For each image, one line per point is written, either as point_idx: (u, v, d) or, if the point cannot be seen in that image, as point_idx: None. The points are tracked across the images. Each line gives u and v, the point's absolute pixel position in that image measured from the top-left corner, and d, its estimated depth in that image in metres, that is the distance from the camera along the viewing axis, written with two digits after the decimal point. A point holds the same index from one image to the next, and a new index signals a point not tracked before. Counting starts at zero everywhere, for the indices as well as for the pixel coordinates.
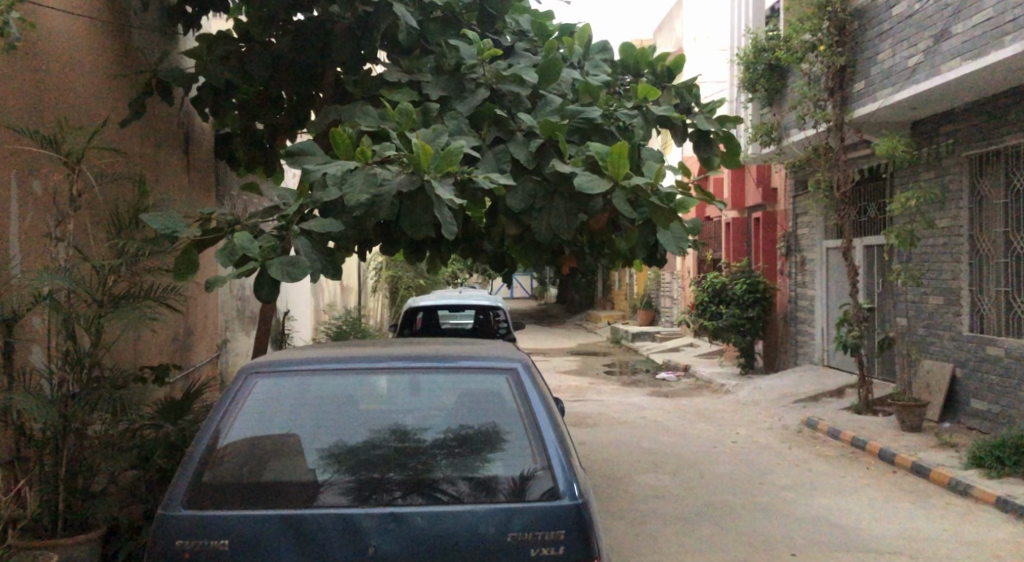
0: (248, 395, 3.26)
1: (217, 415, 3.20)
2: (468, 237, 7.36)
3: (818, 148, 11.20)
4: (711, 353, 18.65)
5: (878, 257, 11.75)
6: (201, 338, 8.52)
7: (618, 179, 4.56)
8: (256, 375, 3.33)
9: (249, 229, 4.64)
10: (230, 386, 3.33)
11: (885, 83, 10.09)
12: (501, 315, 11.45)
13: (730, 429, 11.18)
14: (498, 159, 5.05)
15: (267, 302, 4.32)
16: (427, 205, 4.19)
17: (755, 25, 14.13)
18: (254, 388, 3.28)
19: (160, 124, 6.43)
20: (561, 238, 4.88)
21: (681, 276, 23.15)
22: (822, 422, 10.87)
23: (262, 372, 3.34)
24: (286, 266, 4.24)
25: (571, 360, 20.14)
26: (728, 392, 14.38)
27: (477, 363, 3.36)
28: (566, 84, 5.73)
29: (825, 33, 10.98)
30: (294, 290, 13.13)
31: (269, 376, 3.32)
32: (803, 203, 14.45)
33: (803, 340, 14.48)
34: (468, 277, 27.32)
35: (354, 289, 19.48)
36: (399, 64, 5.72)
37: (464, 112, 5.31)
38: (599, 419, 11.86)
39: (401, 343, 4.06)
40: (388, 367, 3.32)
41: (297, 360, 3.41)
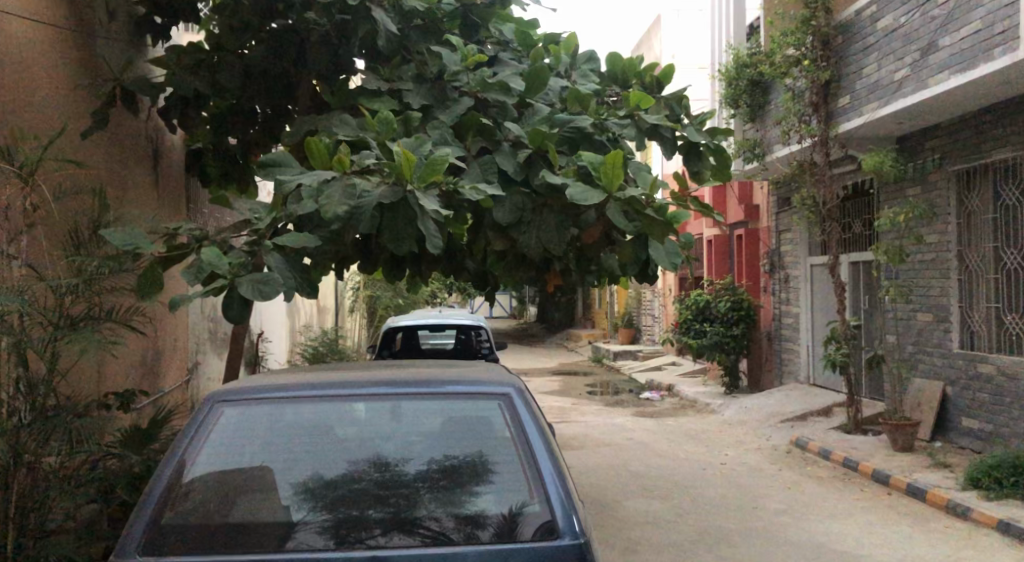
0: (214, 426, 2.93)
1: (179, 449, 2.87)
2: (450, 254, 7.09)
3: (803, 164, 11.08)
4: (695, 372, 18.44)
5: (865, 273, 11.62)
6: (170, 361, 8.15)
7: (612, 190, 4.33)
8: (223, 404, 3.01)
9: (217, 244, 4.31)
10: (194, 416, 3.01)
11: (870, 97, 10.00)
12: (483, 334, 11.12)
13: (718, 450, 10.94)
14: (484, 168, 4.78)
15: (237, 323, 4.01)
16: (410, 218, 3.89)
17: (737, 41, 14.06)
18: (221, 419, 2.95)
19: (125, 137, 6.09)
20: (552, 253, 4.62)
21: (663, 294, 23.00)
22: (812, 442, 10.65)
23: (230, 399, 3.02)
24: (258, 283, 3.93)
25: (554, 380, 19.85)
26: (713, 412, 14.16)
27: (465, 387, 3.06)
28: (554, 93, 5.51)
29: (809, 47, 10.89)
30: (269, 310, 12.76)
31: (237, 404, 2.99)
32: (786, 220, 14.34)
33: (788, 358, 14.31)
34: (448, 296, 27.03)
35: (332, 309, 19.10)
36: (378, 72, 5.47)
37: (448, 121, 5.04)
38: (585, 441, 11.57)
39: (384, 365, 3.77)
40: (368, 392, 3.00)
41: (268, 387, 3.09)
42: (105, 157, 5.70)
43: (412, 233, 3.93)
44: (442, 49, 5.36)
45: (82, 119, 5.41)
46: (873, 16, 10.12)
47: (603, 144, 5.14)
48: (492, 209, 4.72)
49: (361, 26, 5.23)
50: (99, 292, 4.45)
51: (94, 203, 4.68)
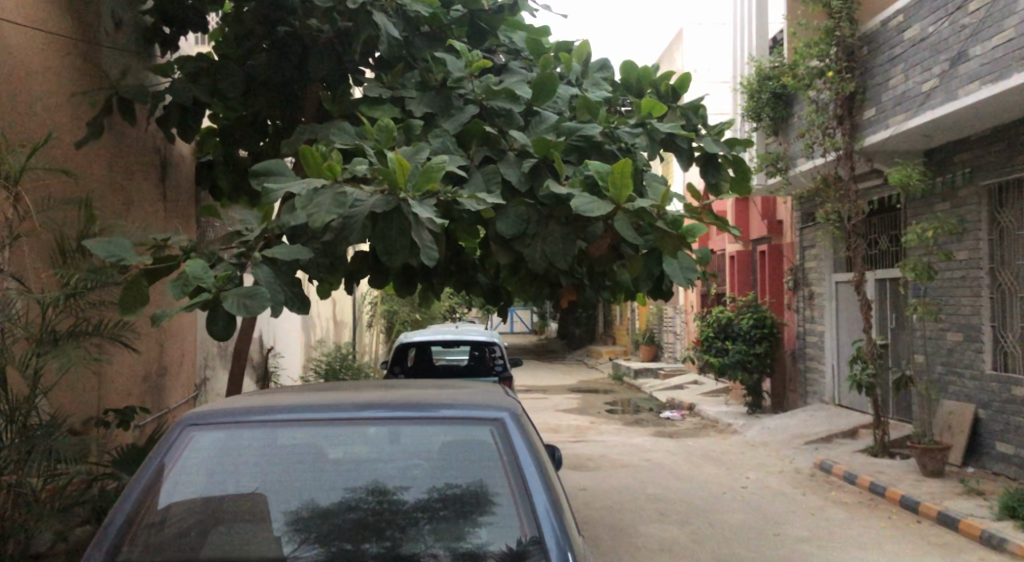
0: (184, 449, 2.76)
1: (163, 468, 2.72)
2: (461, 268, 6.91)
3: (828, 178, 10.77)
4: (716, 391, 18.04)
5: (892, 291, 11.25)
6: (176, 377, 8.00)
7: (620, 202, 4.10)
8: (195, 426, 2.83)
9: (205, 256, 4.13)
10: (164, 439, 2.83)
11: (897, 109, 9.68)
12: (498, 351, 10.87)
13: (740, 472, 10.58)
14: (487, 179, 4.57)
15: (222, 338, 3.82)
16: (404, 229, 3.71)
17: (759, 53, 13.77)
18: (193, 442, 2.78)
19: (127, 147, 5.95)
20: (557, 268, 4.39)
21: (684, 311, 22.62)
22: (837, 465, 10.26)
23: (203, 421, 2.84)
24: (243, 297, 3.73)
25: (573, 398, 19.54)
26: (735, 432, 13.77)
27: (456, 410, 2.88)
28: (564, 101, 5.30)
29: (833, 58, 10.59)
30: (282, 325, 12.60)
31: (211, 427, 2.82)
32: (810, 235, 13.99)
33: (812, 378, 13.91)
34: (468, 312, 26.83)
35: (348, 324, 18.96)
36: (381, 80, 5.32)
37: (450, 130, 4.85)
38: (601, 461, 11.26)
39: (385, 386, 3.62)
40: (353, 416, 2.83)
41: (245, 409, 2.92)
42: (106, 168, 5.56)
43: (405, 245, 3.73)
44: (447, 56, 5.14)
45: (80, 129, 5.28)
46: (900, 26, 9.81)
47: (613, 154, 4.90)
48: (495, 222, 4.50)
49: (363, 31, 5.05)
50: (84, 305, 4.26)
51: (81, 213, 4.50)
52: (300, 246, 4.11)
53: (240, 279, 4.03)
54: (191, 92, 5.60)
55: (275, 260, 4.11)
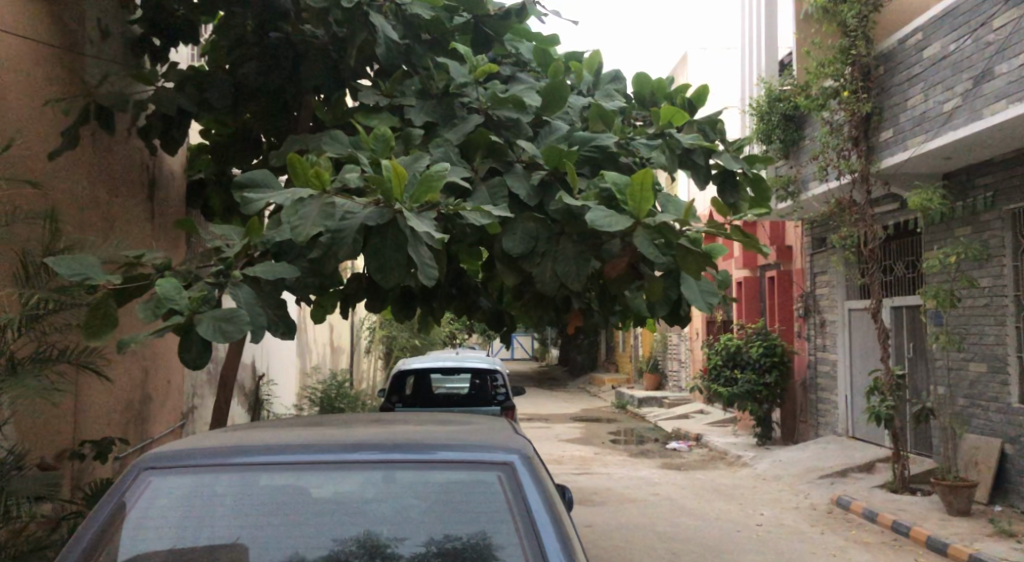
0: (141, 497, 2.44)
1: (127, 515, 2.39)
2: (464, 292, 6.50)
3: (842, 202, 10.43)
4: (723, 422, 17.55)
5: (909, 320, 10.84)
6: (161, 405, 7.56)
7: (640, 217, 3.74)
8: (155, 469, 2.52)
9: (180, 276, 3.72)
10: (117, 485, 2.52)
11: (916, 130, 9.32)
12: (500, 379, 10.42)
13: (753, 508, 10.08)
14: (492, 192, 4.19)
15: (195, 366, 3.41)
16: (399, 243, 3.35)
17: (769, 74, 13.47)
18: (151, 487, 2.47)
19: (111, 160, 5.55)
20: (569, 289, 4.01)
21: (690, 338, 22.20)
22: (855, 502, 9.77)
23: (164, 464, 2.53)
24: (220, 321, 3.33)
25: (575, 427, 19.03)
26: (745, 465, 13.27)
27: (456, 451, 2.55)
28: (575, 111, 4.92)
29: (848, 79, 10.27)
30: (276, 351, 12.17)
31: (173, 471, 2.51)
32: (821, 261, 13.62)
33: (824, 409, 13.46)
34: (469, 338, 26.40)
35: (347, 350, 18.52)
36: (378, 87, 4.93)
37: (454, 140, 4.48)
38: (607, 496, 10.78)
39: (381, 422, 3.26)
40: (339, 457, 2.50)
41: (212, 450, 2.60)
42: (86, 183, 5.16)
43: (401, 262, 3.35)
44: (450, 61, 4.77)
45: (55, 140, 4.90)
46: (919, 44, 9.49)
47: (629, 166, 4.51)
48: (501, 239, 4.11)
49: (359, 32, 4.68)
50: (47, 329, 3.82)
51: (47, 227, 4.06)
52: (286, 264, 3.72)
53: (216, 300, 3.60)
54: (175, 101, 5.22)
55: (259, 280, 3.71)
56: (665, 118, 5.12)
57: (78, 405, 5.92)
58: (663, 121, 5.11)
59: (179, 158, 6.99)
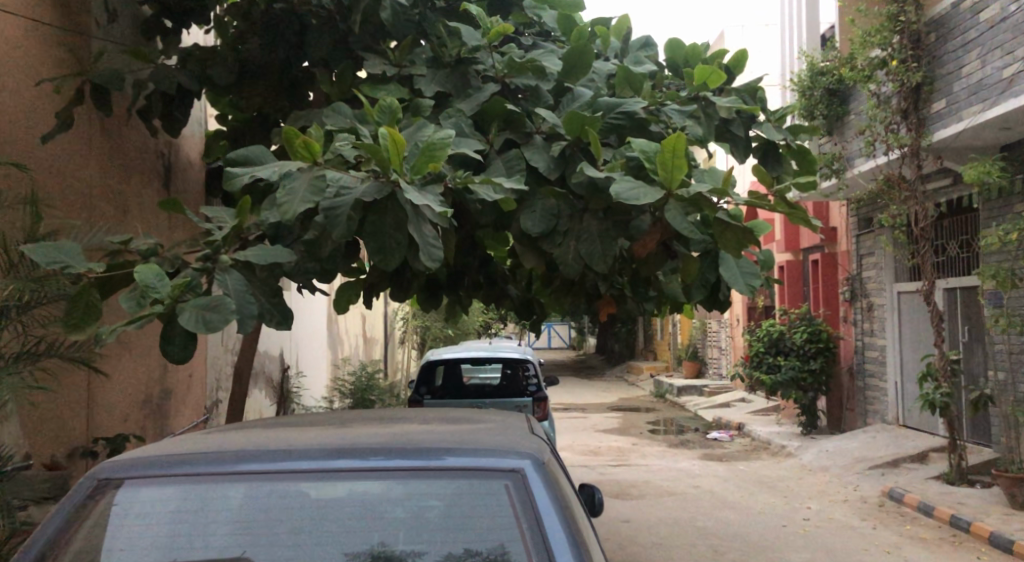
0: (116, 512, 2.20)
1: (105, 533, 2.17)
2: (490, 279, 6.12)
3: (891, 178, 9.86)
4: (766, 410, 17.00)
5: (965, 302, 10.22)
6: (182, 400, 7.34)
7: (672, 188, 3.36)
8: (130, 480, 2.27)
9: (167, 263, 3.40)
10: (83, 496, 2.28)
11: (972, 100, 8.72)
12: (531, 370, 9.84)
13: (799, 502, 9.60)
14: (508, 165, 3.83)
15: (180, 359, 3.10)
16: (400, 221, 3.00)
17: (811, 46, 12.84)
18: (125, 501, 2.22)
19: (118, 146, 5.27)
20: (594, 271, 3.64)
21: (730, 325, 21.60)
22: (909, 494, 9.24)
23: (131, 474, 2.28)
24: (204, 310, 3.00)
25: (613, 417, 18.60)
26: (790, 455, 12.75)
27: (456, 456, 2.26)
28: (601, 76, 4.49)
29: (896, 47, 9.67)
30: (304, 342, 11.94)
31: (148, 481, 2.25)
32: (868, 242, 13.01)
33: (873, 396, 12.87)
34: (504, 327, 26.11)
35: (380, 342, 18.33)
36: (388, 56, 4.57)
37: (467, 111, 4.11)
38: (646, 488, 10.37)
39: (385, 418, 2.99)
40: (324, 464, 2.23)
41: (191, 456, 2.34)
42: (87, 168, 4.90)
43: (402, 242, 3.00)
44: (461, 25, 4.39)
45: (49, 123, 4.64)
46: (974, 7, 8.86)
47: (660, 134, 4.08)
48: (519, 217, 3.77)
49: None
50: (31, 323, 3.53)
51: (27, 213, 3.77)
52: (280, 249, 3.38)
53: (204, 289, 3.28)
54: (175, 78, 4.90)
55: (253, 266, 3.40)
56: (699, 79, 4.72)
57: (90, 402, 5.70)
58: (698, 83, 4.71)
59: (193, 144, 6.72)
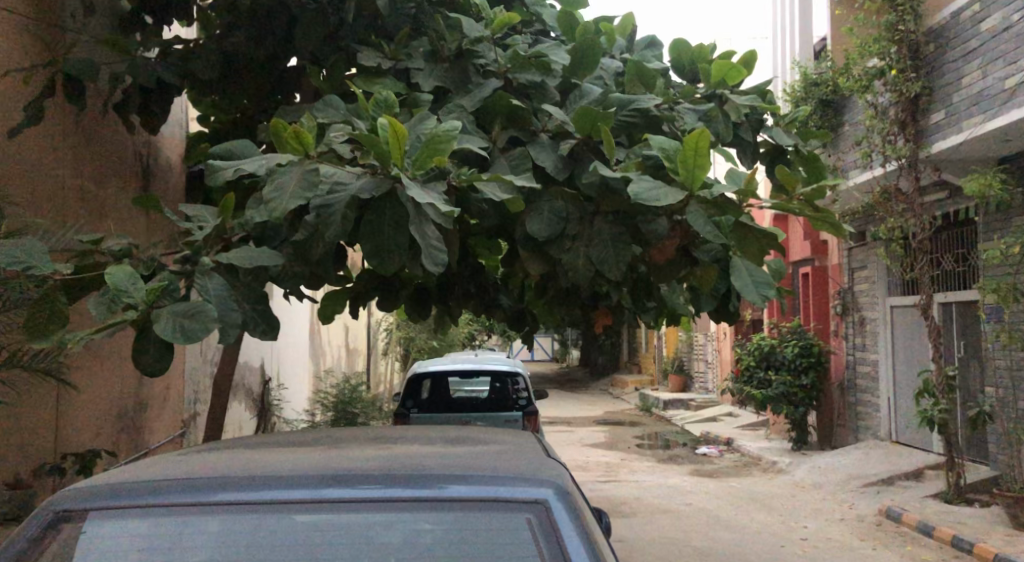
0: (76, 550, 1.90)
1: None
2: (484, 287, 5.83)
3: (887, 190, 9.71)
4: (754, 425, 16.80)
5: (961, 317, 10.07)
6: (157, 411, 6.98)
7: (694, 189, 3.11)
8: (93, 512, 1.96)
9: (142, 264, 3.09)
10: (35, 529, 1.97)
11: (972, 111, 8.58)
12: (522, 384, 9.50)
13: (794, 520, 9.35)
14: (513, 164, 3.58)
15: (155, 372, 2.80)
16: (400, 220, 2.73)
17: (804, 56, 12.73)
18: (86, 535, 1.92)
19: (92, 141, 4.94)
20: (606, 279, 3.38)
21: (717, 339, 21.43)
22: (907, 513, 9.01)
23: (95, 505, 1.98)
24: (182, 318, 2.70)
25: (600, 431, 18.33)
26: (782, 472, 12.52)
27: (468, 484, 1.99)
28: (608, 73, 4.26)
29: (894, 58, 9.55)
30: (285, 352, 11.57)
31: (114, 512, 1.95)
32: (860, 256, 12.89)
33: (864, 412, 12.70)
34: (488, 339, 25.80)
35: (363, 353, 17.98)
36: (382, 49, 4.26)
37: (469, 107, 3.85)
38: (637, 506, 10.09)
39: (379, 440, 2.70)
40: (315, 493, 1.94)
41: (164, 483, 2.04)
42: (58, 164, 4.57)
43: (403, 244, 2.73)
44: (462, 18, 4.15)
45: (14, 114, 4.30)
46: (975, 17, 8.73)
47: (673, 133, 3.85)
48: (524, 220, 3.51)
49: None
50: None
51: None
52: (266, 251, 3.09)
53: (181, 295, 2.97)
54: (154, 70, 4.53)
55: (237, 269, 3.11)
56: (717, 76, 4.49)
57: (57, 414, 5.34)
58: (715, 78, 4.48)
59: (172, 143, 6.40)
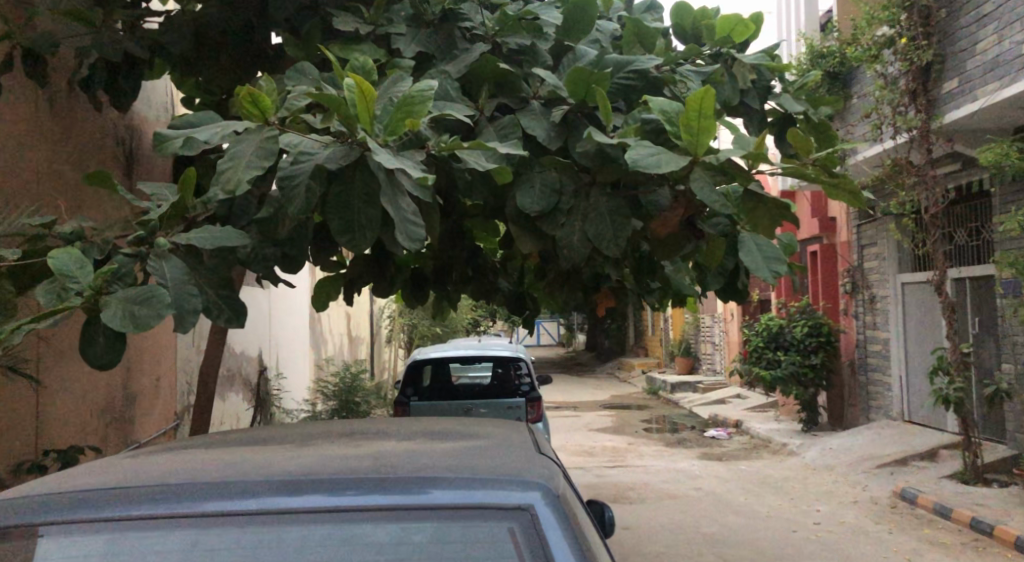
0: None
1: None
2: (482, 271, 5.50)
3: (897, 163, 9.40)
4: (763, 407, 16.56)
5: (976, 292, 9.79)
6: (147, 404, 6.74)
7: (698, 155, 2.83)
8: (12, 530, 1.71)
9: (96, 247, 2.83)
10: None
11: (988, 78, 8.25)
12: (524, 368, 9.33)
13: (807, 504, 9.11)
14: (501, 132, 3.31)
15: (105, 365, 2.55)
16: (370, 194, 2.47)
17: (809, 26, 12.37)
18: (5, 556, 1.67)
19: (61, 121, 4.65)
20: (604, 255, 3.11)
21: (723, 319, 21.16)
22: (922, 495, 8.74)
23: (17, 520, 1.73)
24: (132, 306, 2.45)
25: (606, 415, 18.10)
26: (792, 454, 12.26)
27: (445, 489, 1.73)
28: (605, 36, 3.96)
29: (904, 25, 9.21)
30: (284, 341, 11.33)
31: (35, 531, 1.69)
32: (869, 232, 12.60)
33: (876, 391, 12.44)
34: (492, 325, 25.55)
35: (366, 340, 17.78)
36: (361, 16, 3.96)
37: (454, 72, 3.57)
38: (645, 492, 9.87)
39: (355, 436, 2.44)
40: (267, 503, 1.69)
41: (97, 494, 1.79)
42: (24, 144, 4.29)
43: (376, 219, 2.47)
44: None
45: None
46: None
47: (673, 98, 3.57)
48: (515, 193, 3.24)
49: None
50: None
51: None
52: (229, 231, 2.83)
53: (134, 280, 2.71)
54: (121, 44, 4.24)
55: (200, 251, 2.85)
56: (722, 32, 4.26)
57: (37, 409, 5.10)
58: (722, 34, 4.26)
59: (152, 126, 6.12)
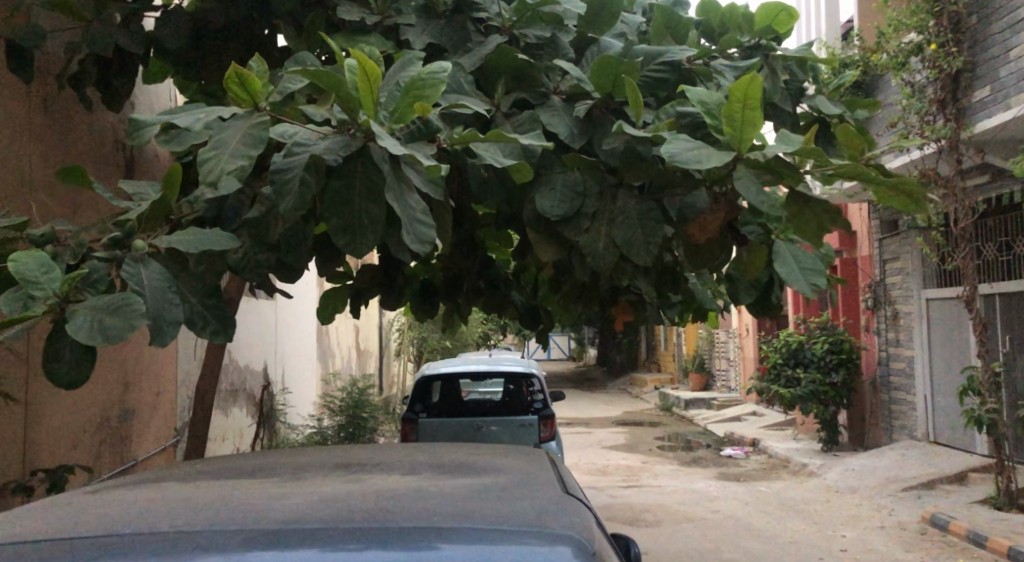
0: None
1: None
2: (493, 283, 5.18)
3: (925, 174, 9.04)
4: (781, 426, 16.12)
5: (1007, 309, 9.40)
6: (144, 420, 6.44)
7: (741, 150, 2.52)
8: None
9: (70, 252, 2.54)
10: None
11: (1020, 86, 7.92)
12: (536, 385, 8.97)
13: (831, 529, 8.70)
14: (519, 127, 3.03)
15: (73, 383, 2.25)
16: (375, 191, 2.22)
17: (830, 35, 12.05)
18: None
19: (55, 122, 4.38)
20: (633, 264, 2.79)
21: (738, 335, 20.74)
22: (954, 521, 8.34)
23: None
24: (104, 315, 2.16)
25: (619, 433, 17.69)
26: (812, 475, 11.85)
27: (456, 545, 1.43)
28: (629, 28, 3.69)
29: (933, 32, 8.89)
30: (290, 354, 11.04)
31: None
32: (892, 247, 12.24)
33: (899, 411, 12.03)
34: (502, 339, 25.20)
35: (374, 354, 17.49)
36: (368, 5, 3.68)
37: (468, 64, 3.29)
38: (661, 514, 9.49)
39: (352, 470, 2.13)
40: (233, 558, 1.38)
41: (30, 550, 1.47)
42: (15, 143, 4.01)
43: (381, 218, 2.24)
44: None
45: None
46: None
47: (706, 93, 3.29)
48: (534, 196, 2.95)
49: None
50: None
51: None
52: (217, 234, 2.54)
53: (110, 288, 2.42)
54: (110, 37, 3.97)
55: (184, 256, 2.56)
56: (762, 21, 3.79)
57: (27, 426, 4.79)
58: (762, 23, 3.78)
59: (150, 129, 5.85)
